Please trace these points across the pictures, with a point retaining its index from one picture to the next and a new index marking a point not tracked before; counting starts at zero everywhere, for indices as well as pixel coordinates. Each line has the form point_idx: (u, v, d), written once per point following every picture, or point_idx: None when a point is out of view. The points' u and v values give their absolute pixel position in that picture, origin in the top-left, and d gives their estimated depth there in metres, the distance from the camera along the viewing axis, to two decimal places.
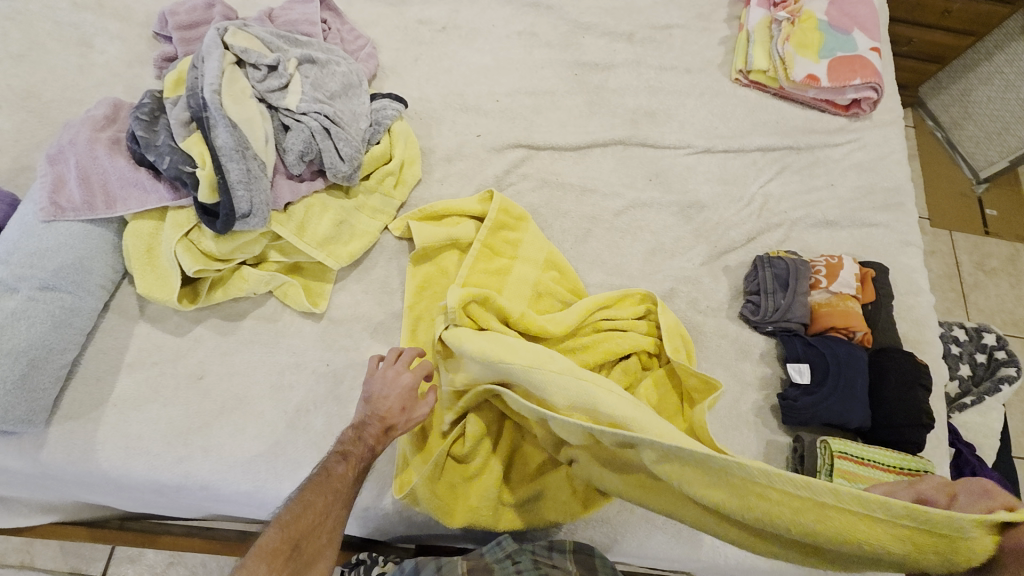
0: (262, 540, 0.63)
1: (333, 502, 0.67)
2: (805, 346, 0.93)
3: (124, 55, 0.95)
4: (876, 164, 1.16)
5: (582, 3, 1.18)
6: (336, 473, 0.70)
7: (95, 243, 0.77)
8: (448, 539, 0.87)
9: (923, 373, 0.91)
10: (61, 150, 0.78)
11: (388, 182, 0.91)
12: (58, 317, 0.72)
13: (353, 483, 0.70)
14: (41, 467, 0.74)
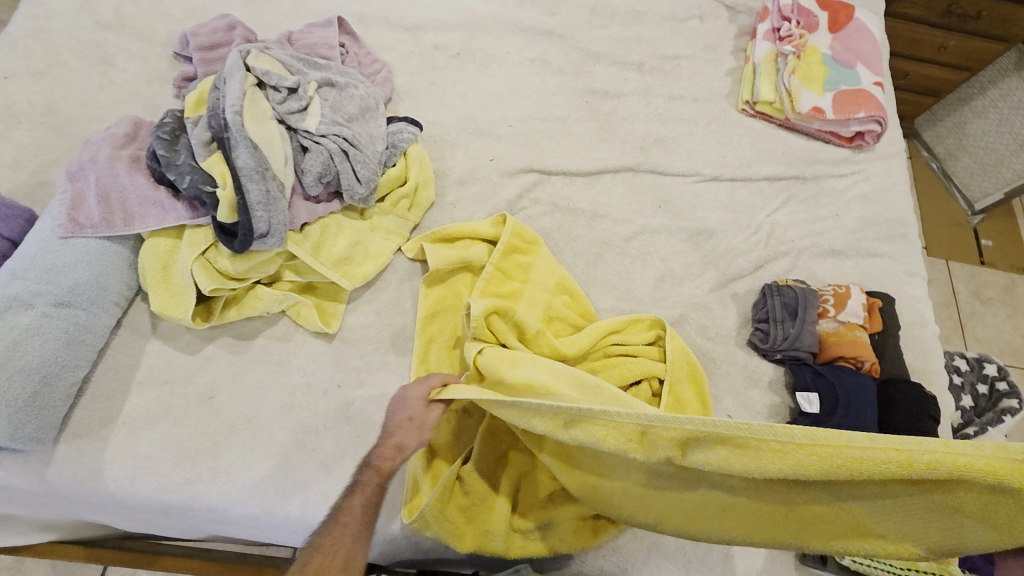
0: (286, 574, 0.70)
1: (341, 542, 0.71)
2: (813, 375, 0.94)
3: (145, 73, 0.97)
4: (880, 196, 1.18)
5: (593, 33, 1.21)
6: (347, 510, 0.73)
7: (110, 259, 0.77)
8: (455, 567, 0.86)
9: (931, 406, 0.91)
10: (81, 167, 0.78)
11: (403, 205, 0.92)
12: (71, 334, 0.72)
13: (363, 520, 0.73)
14: (46, 486, 0.73)
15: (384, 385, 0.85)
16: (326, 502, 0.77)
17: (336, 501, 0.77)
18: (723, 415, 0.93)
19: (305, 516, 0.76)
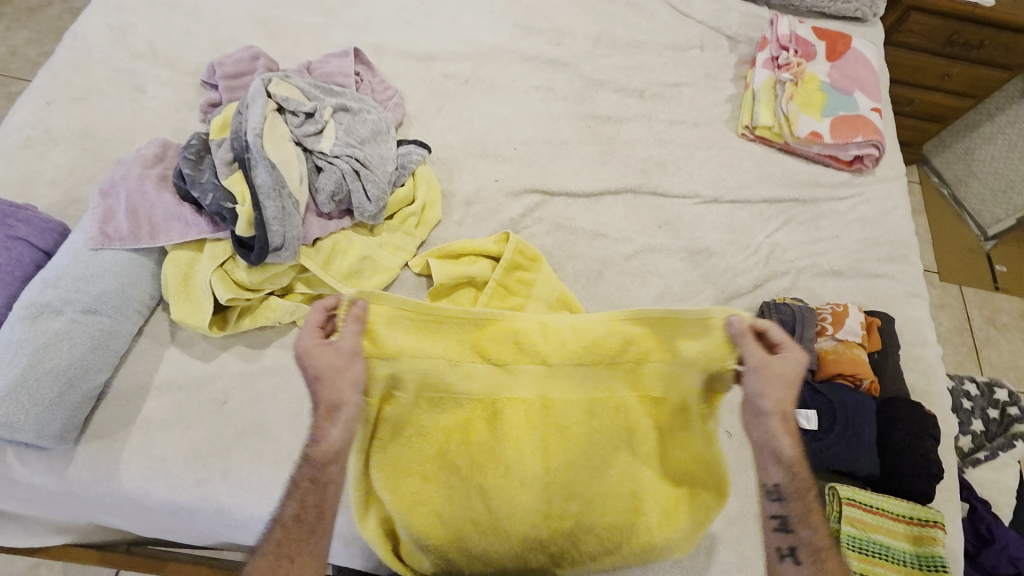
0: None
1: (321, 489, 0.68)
2: (812, 393, 0.94)
3: (174, 100, 1.04)
4: (880, 218, 1.20)
5: (596, 62, 1.27)
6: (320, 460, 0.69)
7: (136, 270, 0.82)
8: None
9: (931, 424, 0.91)
10: (113, 185, 0.84)
11: (411, 221, 0.97)
12: (97, 339, 0.77)
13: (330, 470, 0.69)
14: (66, 484, 0.77)
15: None
16: None
17: None
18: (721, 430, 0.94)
19: None
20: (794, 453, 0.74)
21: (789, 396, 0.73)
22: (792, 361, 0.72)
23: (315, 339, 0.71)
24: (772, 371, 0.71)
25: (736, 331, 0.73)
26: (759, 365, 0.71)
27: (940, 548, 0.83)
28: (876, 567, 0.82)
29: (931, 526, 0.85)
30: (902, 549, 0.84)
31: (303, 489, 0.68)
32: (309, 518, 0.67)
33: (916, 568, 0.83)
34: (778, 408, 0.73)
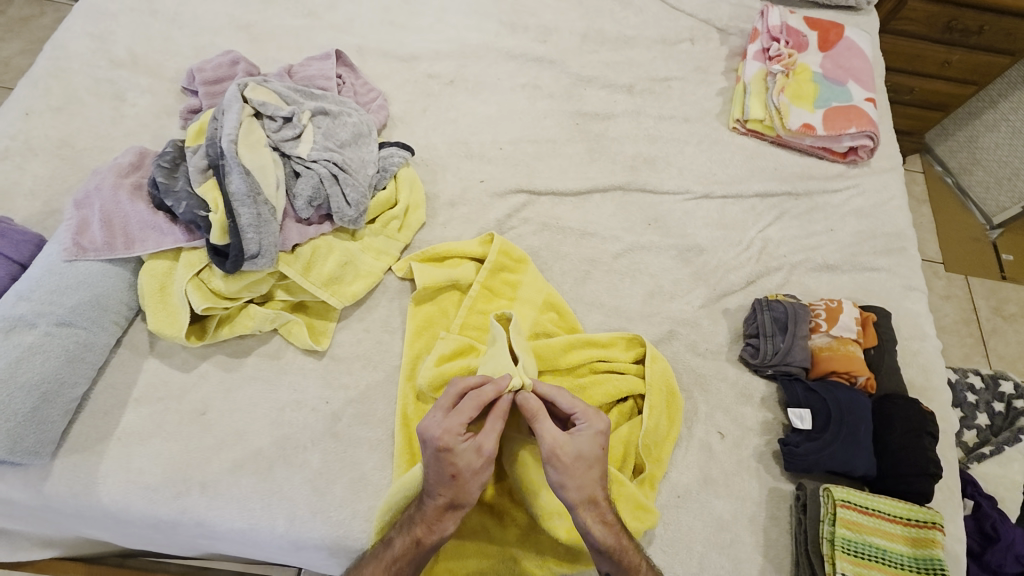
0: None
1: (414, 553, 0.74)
2: (806, 391, 0.92)
3: (154, 107, 1.03)
4: (877, 210, 1.17)
5: (584, 58, 1.24)
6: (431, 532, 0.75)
7: (112, 281, 0.81)
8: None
9: (929, 422, 0.88)
10: (87, 195, 0.83)
11: (392, 225, 0.95)
12: (72, 352, 0.76)
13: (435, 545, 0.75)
14: (43, 500, 0.76)
15: (372, 401, 0.86)
16: (311, 516, 0.78)
17: (320, 515, 0.78)
18: (713, 432, 0.92)
19: (290, 531, 0.77)
20: (608, 541, 0.76)
21: (590, 476, 0.77)
22: (592, 439, 0.78)
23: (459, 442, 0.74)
24: (564, 458, 0.76)
25: (524, 406, 0.79)
26: (552, 451, 0.76)
27: (938, 550, 0.81)
28: (872, 571, 0.80)
29: (928, 527, 0.82)
30: (899, 552, 0.82)
31: (396, 567, 0.73)
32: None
33: (914, 570, 0.81)
34: (586, 492, 0.76)
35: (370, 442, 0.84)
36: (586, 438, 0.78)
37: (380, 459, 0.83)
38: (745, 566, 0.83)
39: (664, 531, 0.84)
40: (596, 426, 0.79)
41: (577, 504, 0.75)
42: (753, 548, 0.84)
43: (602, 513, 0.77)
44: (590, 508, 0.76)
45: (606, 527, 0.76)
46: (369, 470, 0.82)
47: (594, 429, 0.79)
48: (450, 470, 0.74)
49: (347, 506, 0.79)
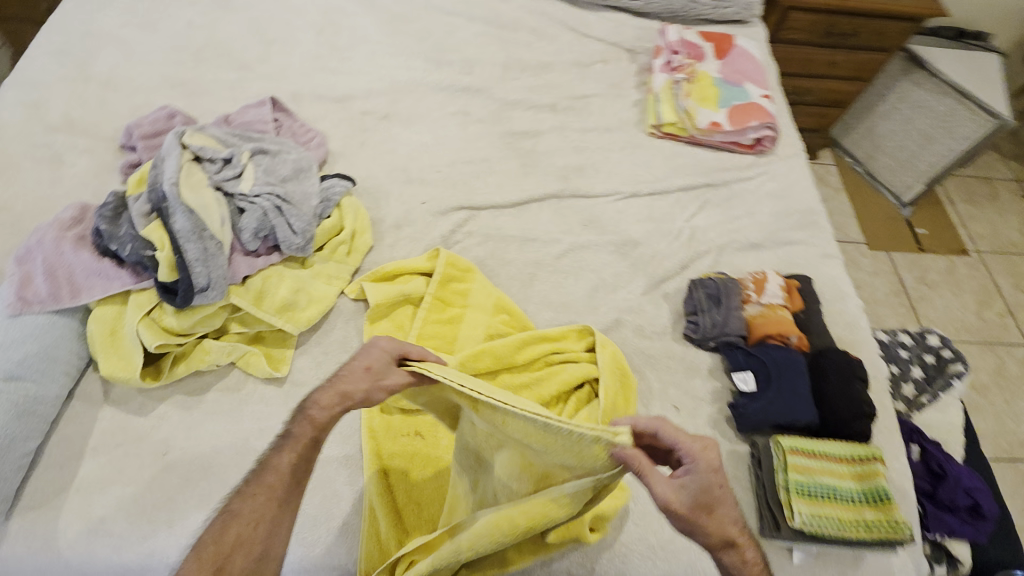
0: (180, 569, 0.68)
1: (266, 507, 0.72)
2: (746, 356, 0.99)
3: (92, 166, 1.05)
4: (788, 191, 1.29)
5: (507, 85, 1.34)
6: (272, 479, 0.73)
7: (59, 331, 0.81)
8: None
9: (857, 367, 0.97)
10: (28, 250, 0.83)
11: (341, 250, 0.99)
12: (22, 406, 0.76)
13: (287, 483, 0.73)
14: (1, 563, 0.74)
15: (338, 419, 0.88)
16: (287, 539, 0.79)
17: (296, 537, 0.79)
18: (669, 406, 0.97)
19: None
20: None
21: (716, 517, 0.70)
22: (707, 482, 0.70)
23: (383, 358, 0.75)
24: (682, 511, 0.68)
25: (626, 464, 0.65)
26: (665, 506, 0.67)
27: (880, 480, 0.86)
28: (826, 508, 0.83)
29: (869, 462, 0.88)
30: (848, 488, 0.86)
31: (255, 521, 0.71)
32: (289, 479, 0.74)
33: (864, 502, 0.85)
34: (720, 537, 0.70)
35: (339, 459, 0.85)
36: (700, 480, 0.69)
37: (351, 475, 0.84)
38: None
39: (636, 504, 0.89)
40: (712, 460, 0.71)
41: (715, 546, 0.70)
42: None
43: (740, 552, 0.71)
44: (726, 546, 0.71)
45: (747, 568, 0.71)
46: (341, 487, 0.83)
47: (713, 472, 0.70)
48: (366, 364, 0.75)
49: (322, 523, 0.81)
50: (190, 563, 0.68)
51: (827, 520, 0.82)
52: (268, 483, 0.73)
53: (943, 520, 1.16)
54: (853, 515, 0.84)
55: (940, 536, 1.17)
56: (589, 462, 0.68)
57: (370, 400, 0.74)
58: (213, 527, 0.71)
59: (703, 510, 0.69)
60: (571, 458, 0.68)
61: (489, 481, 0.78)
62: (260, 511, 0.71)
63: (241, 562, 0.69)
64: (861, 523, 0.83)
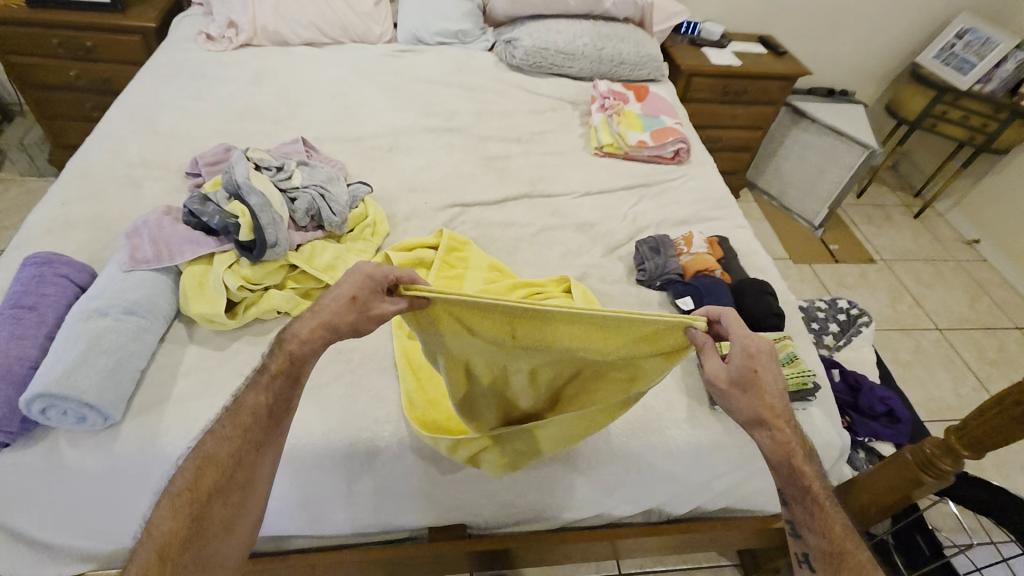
0: (154, 517, 0.75)
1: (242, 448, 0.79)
2: (684, 286, 1.30)
3: (165, 188, 1.34)
4: (704, 186, 1.67)
5: (481, 126, 1.73)
6: (248, 423, 0.80)
7: (161, 284, 1.06)
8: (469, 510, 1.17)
9: (765, 286, 1.29)
10: (136, 228, 1.10)
11: (367, 231, 1.28)
12: (137, 334, 0.99)
13: (262, 423, 0.81)
14: (117, 455, 0.93)
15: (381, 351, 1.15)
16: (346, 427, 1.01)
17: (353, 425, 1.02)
18: None
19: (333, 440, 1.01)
20: (776, 457, 0.80)
21: (749, 397, 0.81)
22: (745, 366, 0.80)
23: (368, 288, 0.82)
24: (722, 386, 0.83)
25: (694, 340, 0.83)
26: (712, 383, 0.83)
27: (790, 350, 1.15)
28: None
29: (781, 341, 1.17)
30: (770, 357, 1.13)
31: (230, 462, 0.78)
32: (265, 418, 0.82)
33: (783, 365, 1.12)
34: (749, 413, 0.81)
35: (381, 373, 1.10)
36: (743, 363, 0.81)
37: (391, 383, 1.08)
38: (676, 407, 1.15)
39: None
40: (762, 351, 0.80)
41: (747, 422, 0.81)
42: (680, 393, 1.17)
43: (776, 432, 0.79)
44: (760, 427, 0.81)
45: (780, 446, 0.79)
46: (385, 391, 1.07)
47: (759, 355, 0.80)
48: (350, 294, 0.82)
49: (371, 416, 1.06)
50: (164, 513, 0.75)
51: None
52: (236, 428, 0.80)
53: (868, 424, 1.42)
54: None
55: (868, 440, 1.43)
56: (666, 339, 0.85)
57: (357, 326, 0.83)
58: (186, 475, 0.78)
59: (743, 389, 0.82)
60: (637, 345, 0.86)
61: (529, 386, 0.98)
62: (234, 456, 0.79)
63: (222, 506, 0.77)
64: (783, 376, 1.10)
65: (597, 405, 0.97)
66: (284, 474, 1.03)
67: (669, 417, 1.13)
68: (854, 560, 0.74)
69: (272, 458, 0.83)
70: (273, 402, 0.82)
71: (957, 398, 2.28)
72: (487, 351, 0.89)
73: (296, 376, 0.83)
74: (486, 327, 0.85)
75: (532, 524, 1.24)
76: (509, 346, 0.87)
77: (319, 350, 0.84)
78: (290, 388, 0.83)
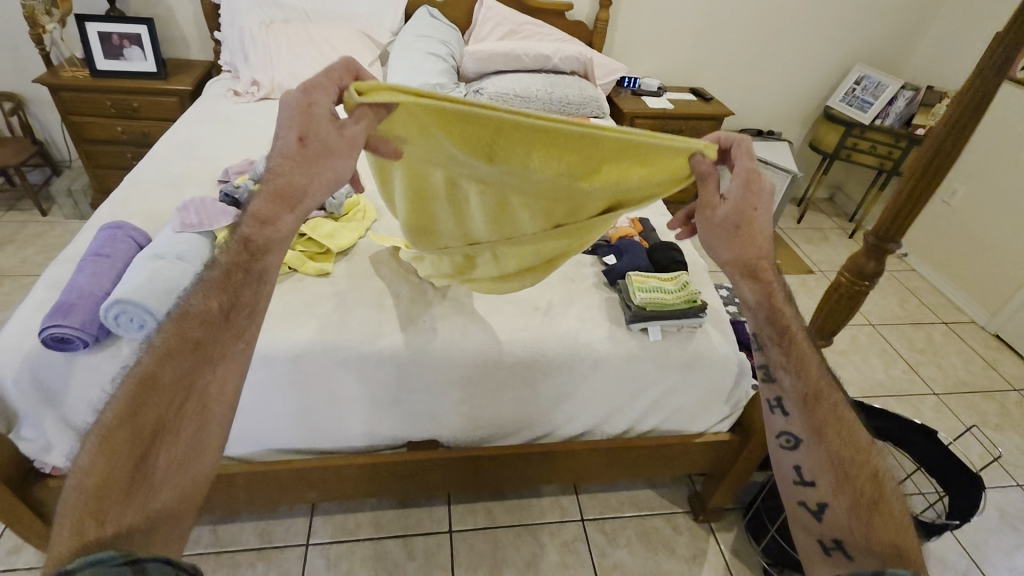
0: (78, 463, 0.69)
1: (186, 372, 0.76)
2: (607, 247, 1.65)
3: (202, 190, 1.72)
4: None
5: None
6: (190, 334, 0.77)
7: (203, 242, 1.41)
8: (438, 422, 1.45)
9: (670, 245, 1.65)
10: (185, 205, 1.47)
11: (359, 217, 1.69)
12: (186, 271, 1.31)
13: (206, 336, 0.78)
14: None
15: (367, 291, 1.46)
16: (340, 339, 1.32)
17: (345, 338, 1.32)
18: (566, 278, 1.59)
19: (330, 349, 1.31)
20: (759, 300, 0.99)
21: (744, 232, 0.96)
22: (743, 202, 0.95)
23: (326, 121, 0.86)
24: (716, 219, 0.98)
25: (699, 168, 1.02)
26: (705, 216, 0.99)
27: (686, 281, 1.49)
28: (658, 294, 1.44)
29: (680, 277, 1.51)
30: (670, 287, 1.47)
31: (167, 389, 0.74)
32: (207, 326, 0.79)
33: (680, 292, 1.46)
34: (734, 257, 0.98)
35: (367, 306, 1.42)
36: (740, 199, 0.95)
37: (375, 312, 1.40)
38: (600, 327, 1.45)
39: (551, 320, 1.45)
40: (763, 186, 0.96)
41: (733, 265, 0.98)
42: (603, 319, 1.47)
43: (756, 279, 0.98)
44: (747, 272, 0.97)
45: (760, 282, 0.98)
46: (370, 317, 1.39)
47: (749, 178, 0.95)
48: (309, 132, 0.85)
49: (358, 331, 1.34)
50: (91, 458, 0.69)
51: (658, 297, 1.43)
52: (174, 347, 0.76)
53: None
54: (674, 296, 1.44)
55: None
56: (672, 160, 1.05)
57: (333, 150, 0.87)
58: (118, 404, 0.72)
59: (732, 215, 0.96)
60: (636, 167, 1.09)
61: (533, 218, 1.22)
62: (180, 379, 0.75)
63: (169, 445, 0.73)
64: (678, 299, 1.44)
65: (585, 225, 1.23)
66: (291, 380, 1.31)
67: (595, 335, 1.43)
68: (828, 398, 0.94)
69: (233, 374, 0.80)
70: (222, 309, 0.80)
71: (889, 378, 2.55)
72: (455, 174, 1.12)
73: (240, 273, 0.82)
74: (477, 144, 1.04)
75: (493, 440, 1.51)
76: (477, 169, 1.09)
77: (290, 228, 0.85)
78: (236, 287, 0.81)
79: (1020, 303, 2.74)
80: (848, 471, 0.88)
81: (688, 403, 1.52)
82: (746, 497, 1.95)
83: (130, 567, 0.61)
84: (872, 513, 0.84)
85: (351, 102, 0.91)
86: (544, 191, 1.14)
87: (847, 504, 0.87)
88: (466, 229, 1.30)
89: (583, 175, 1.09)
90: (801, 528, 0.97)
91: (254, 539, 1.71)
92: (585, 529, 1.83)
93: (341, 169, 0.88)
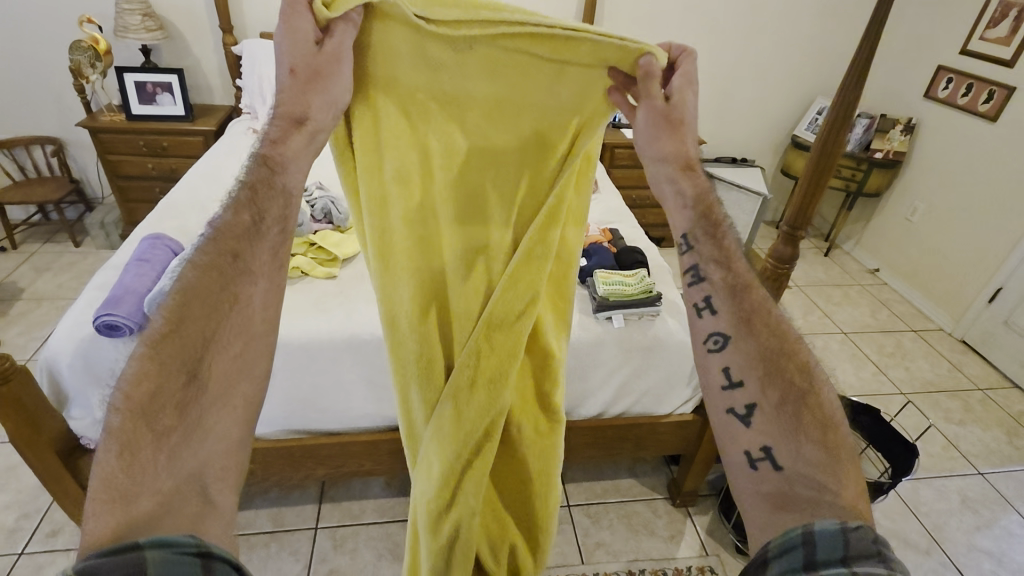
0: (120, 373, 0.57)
1: (226, 284, 0.64)
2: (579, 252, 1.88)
3: None
4: (606, 206, 2.32)
5: None
6: (234, 250, 0.65)
7: None
8: None
9: (633, 249, 1.89)
10: None
11: None
12: None
13: (251, 251, 0.66)
14: None
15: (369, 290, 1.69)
16: (344, 328, 1.54)
17: (348, 327, 1.54)
18: None
19: (336, 337, 1.52)
20: (692, 198, 0.83)
21: (678, 135, 0.81)
22: (681, 98, 0.80)
23: (311, 52, 0.68)
24: (667, 125, 0.79)
25: (648, 69, 0.77)
26: (659, 117, 0.79)
27: (644, 276, 1.72)
28: (620, 286, 1.67)
29: (640, 273, 1.74)
30: (631, 281, 1.70)
31: (201, 305, 0.61)
32: (245, 237, 0.66)
33: (639, 285, 1.69)
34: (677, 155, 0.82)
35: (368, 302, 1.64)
36: (677, 97, 0.79)
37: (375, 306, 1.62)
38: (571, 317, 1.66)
39: None
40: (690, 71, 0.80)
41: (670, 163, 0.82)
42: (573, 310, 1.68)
43: (691, 174, 0.83)
44: (687, 169, 0.83)
45: (694, 188, 0.83)
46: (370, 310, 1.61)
47: (692, 78, 0.80)
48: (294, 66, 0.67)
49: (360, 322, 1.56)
50: (131, 367, 0.57)
51: (619, 290, 1.66)
52: (204, 276, 0.62)
53: None
54: (633, 288, 1.67)
55: None
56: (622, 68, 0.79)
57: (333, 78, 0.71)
58: (156, 316, 0.60)
59: (675, 131, 0.80)
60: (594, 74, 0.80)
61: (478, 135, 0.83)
62: (221, 294, 0.63)
63: (218, 356, 0.64)
64: (637, 291, 1.66)
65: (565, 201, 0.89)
66: (302, 364, 1.52)
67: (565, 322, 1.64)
68: (755, 294, 0.79)
69: (271, 294, 0.70)
70: (254, 224, 0.67)
71: (858, 379, 2.72)
72: (420, 94, 0.80)
73: (274, 188, 0.69)
74: (413, 75, 0.78)
75: None
76: (456, 43, 0.75)
77: (303, 149, 0.71)
78: (268, 200, 0.68)
79: (979, 309, 2.93)
80: (778, 363, 0.74)
81: (653, 386, 1.71)
82: (719, 484, 2.11)
83: (200, 560, 0.55)
84: (801, 408, 0.71)
85: (321, 18, 0.67)
86: (504, 175, 0.87)
87: (777, 400, 0.73)
88: (425, 286, 0.92)
89: (534, 101, 0.82)
90: (725, 440, 0.78)
91: (267, 524, 1.87)
92: (570, 514, 1.98)
93: (336, 92, 0.72)
